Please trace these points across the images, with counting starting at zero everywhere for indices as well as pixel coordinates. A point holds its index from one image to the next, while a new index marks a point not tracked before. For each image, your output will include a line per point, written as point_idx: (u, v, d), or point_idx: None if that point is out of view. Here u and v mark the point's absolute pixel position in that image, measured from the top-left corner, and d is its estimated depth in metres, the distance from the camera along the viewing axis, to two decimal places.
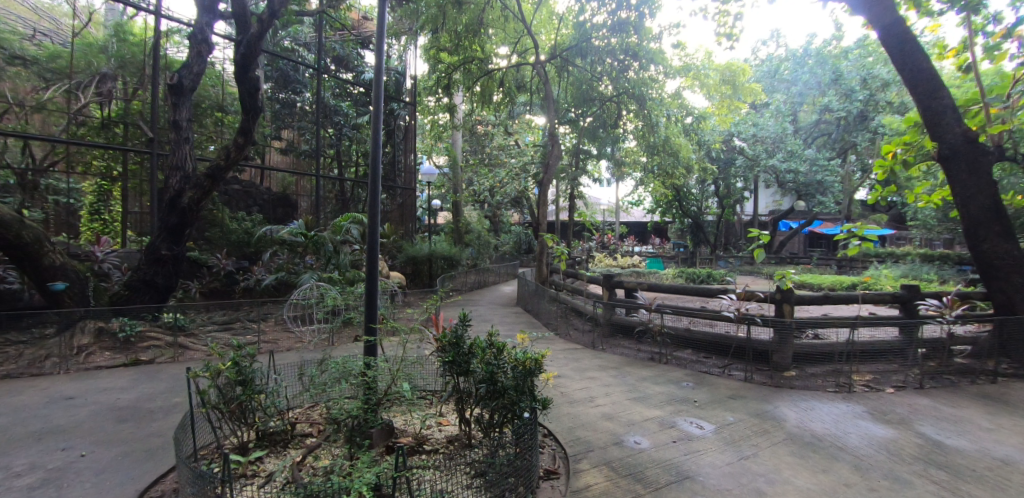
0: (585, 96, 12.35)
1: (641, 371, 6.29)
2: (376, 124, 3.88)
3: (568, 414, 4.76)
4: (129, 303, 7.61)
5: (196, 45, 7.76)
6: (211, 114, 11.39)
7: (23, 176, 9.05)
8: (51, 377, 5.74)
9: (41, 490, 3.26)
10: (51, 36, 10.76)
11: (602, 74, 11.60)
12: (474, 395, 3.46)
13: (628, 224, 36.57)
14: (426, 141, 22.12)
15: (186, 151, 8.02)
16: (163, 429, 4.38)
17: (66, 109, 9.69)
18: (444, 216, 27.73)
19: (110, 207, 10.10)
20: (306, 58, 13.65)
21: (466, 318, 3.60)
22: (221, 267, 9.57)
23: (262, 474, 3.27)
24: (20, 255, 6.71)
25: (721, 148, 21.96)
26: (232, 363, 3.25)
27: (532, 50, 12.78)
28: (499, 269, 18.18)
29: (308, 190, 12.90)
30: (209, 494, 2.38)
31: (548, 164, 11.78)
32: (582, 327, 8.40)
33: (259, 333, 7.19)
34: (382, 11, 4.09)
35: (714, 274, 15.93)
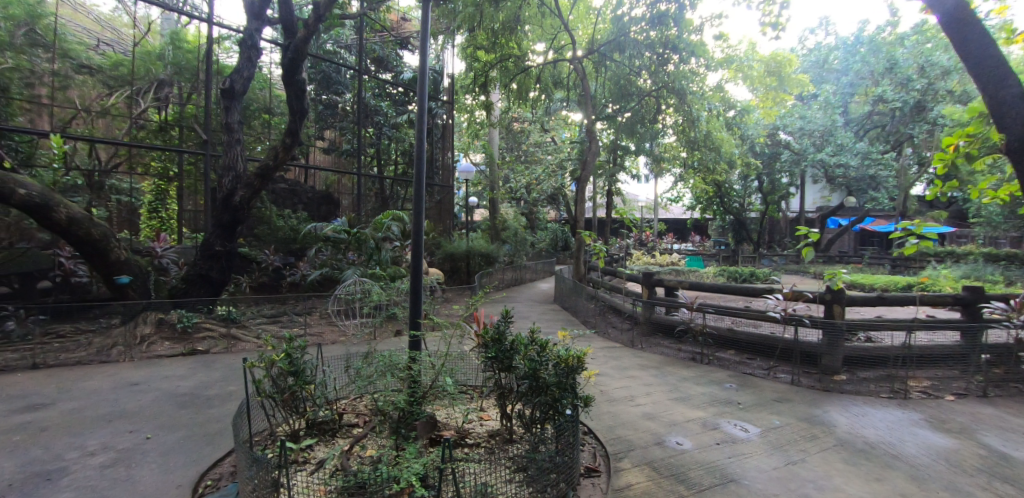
0: (622, 92, 12.10)
1: (683, 372, 6.12)
2: (421, 121, 3.93)
3: (609, 412, 4.69)
4: (186, 296, 8.02)
5: (246, 50, 8.05)
6: (259, 116, 11.86)
7: (90, 177, 9.42)
8: (117, 363, 6.15)
9: (114, 468, 3.63)
10: (114, 45, 11.53)
11: (641, 68, 11.31)
12: (516, 391, 3.53)
13: (666, 221, 35.98)
14: (463, 140, 22.34)
15: (237, 152, 8.35)
16: (220, 415, 4.64)
17: (127, 113, 10.27)
18: (481, 213, 27.98)
19: (168, 206, 10.58)
20: (347, 59, 13.92)
21: (508, 315, 3.69)
22: (270, 263, 10.02)
23: (312, 461, 3.44)
24: (90, 249, 7.12)
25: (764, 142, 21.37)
26: (284, 355, 3.43)
27: (569, 46, 12.62)
28: (537, 266, 18.13)
29: (350, 187, 13.19)
30: (267, 476, 2.57)
31: (585, 160, 11.60)
32: (621, 326, 8.26)
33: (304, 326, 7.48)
34: (426, 13, 4.16)
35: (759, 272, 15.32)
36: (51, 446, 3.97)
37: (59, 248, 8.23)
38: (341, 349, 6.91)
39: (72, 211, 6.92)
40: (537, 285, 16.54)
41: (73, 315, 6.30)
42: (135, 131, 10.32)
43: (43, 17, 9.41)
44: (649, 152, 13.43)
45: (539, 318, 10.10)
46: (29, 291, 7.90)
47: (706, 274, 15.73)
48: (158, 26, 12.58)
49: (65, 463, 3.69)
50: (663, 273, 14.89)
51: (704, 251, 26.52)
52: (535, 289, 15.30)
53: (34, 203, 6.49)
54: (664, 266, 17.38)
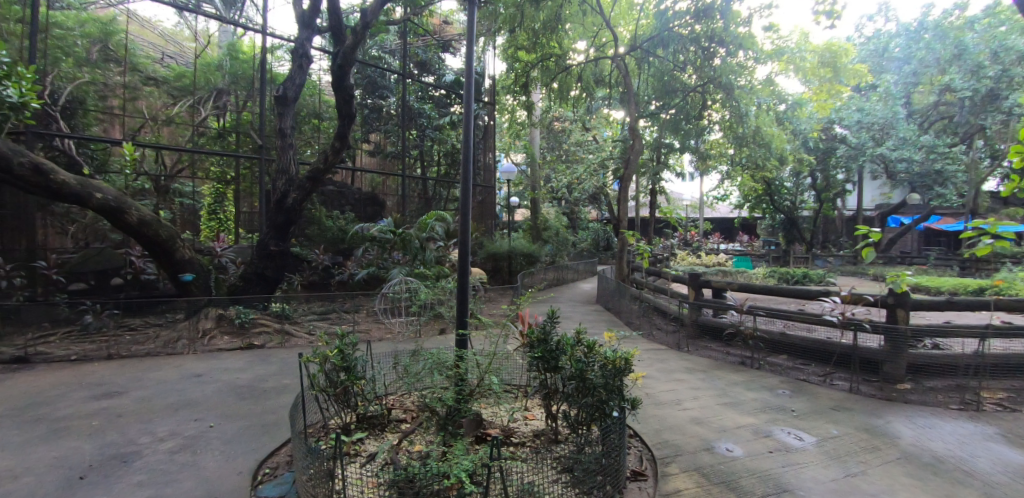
0: (666, 88, 11.84)
1: (732, 376, 5.92)
2: (467, 123, 3.98)
3: (656, 416, 4.59)
4: (243, 293, 8.46)
5: (297, 59, 8.41)
6: (309, 122, 12.36)
7: (157, 181, 10.02)
8: (182, 355, 6.56)
9: (180, 454, 3.88)
10: (177, 57, 12.45)
11: (686, 63, 11.06)
12: (561, 392, 3.53)
13: (712, 220, 34.89)
14: (504, 140, 22.53)
15: (290, 156, 8.73)
16: (276, 407, 4.88)
17: (190, 122, 10.95)
18: (522, 213, 28.11)
19: (225, 208, 11.14)
20: (392, 64, 14.29)
21: (553, 315, 3.72)
22: (320, 262, 10.50)
23: (363, 454, 3.59)
24: (158, 249, 7.64)
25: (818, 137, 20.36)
26: (337, 351, 3.56)
27: (611, 44, 12.42)
28: (579, 266, 17.98)
29: (394, 189, 13.54)
30: (321, 466, 2.70)
31: (628, 158, 11.42)
32: (666, 328, 8.07)
33: (353, 323, 7.72)
34: (471, 14, 4.21)
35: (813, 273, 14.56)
36: (126, 431, 4.29)
37: (130, 247, 8.89)
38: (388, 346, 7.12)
39: (143, 213, 7.42)
40: (579, 285, 16.40)
41: (143, 309, 6.77)
42: (197, 138, 10.95)
43: (116, 33, 10.25)
44: (695, 149, 13.06)
45: (581, 319, 10.01)
46: (104, 287, 8.54)
47: (755, 274, 15.11)
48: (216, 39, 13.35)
49: (138, 447, 3.98)
50: (710, 274, 14.42)
51: (752, 251, 25.52)
52: (577, 289, 15.18)
53: (109, 206, 7.01)
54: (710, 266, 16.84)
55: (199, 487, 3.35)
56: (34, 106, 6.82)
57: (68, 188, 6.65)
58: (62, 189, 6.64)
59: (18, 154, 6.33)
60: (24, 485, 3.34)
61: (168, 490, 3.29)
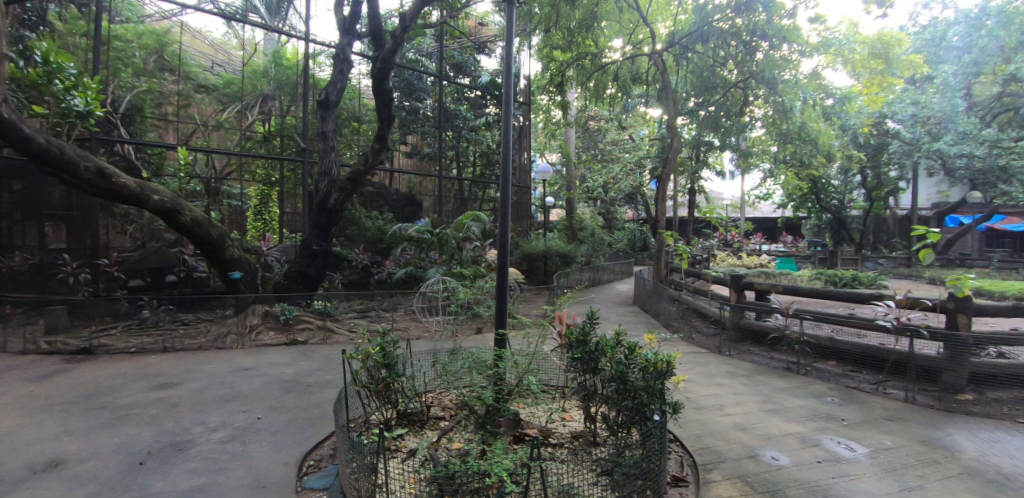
0: (705, 84, 11.51)
1: (776, 382, 5.72)
2: (506, 124, 4.00)
3: (697, 420, 4.48)
4: (288, 291, 8.78)
5: (339, 64, 8.62)
6: (349, 125, 12.70)
7: (208, 183, 10.34)
8: (231, 350, 6.85)
9: (231, 443, 4.07)
10: (226, 65, 13.02)
11: (726, 58, 10.76)
12: (600, 394, 3.52)
13: (753, 220, 33.78)
14: (539, 140, 22.54)
15: (332, 159, 9.01)
16: (320, 401, 5.04)
17: (238, 127, 11.42)
18: (557, 213, 28.09)
19: (269, 208, 11.73)
20: (429, 66, 14.51)
21: (592, 317, 3.73)
22: (359, 261, 10.74)
23: (404, 450, 3.69)
24: (209, 249, 8.01)
25: (868, 132, 19.38)
26: (378, 348, 3.65)
27: (648, 40, 12.16)
28: (615, 267, 17.74)
29: (431, 189, 13.72)
30: (365, 459, 2.79)
31: (666, 157, 11.20)
32: (706, 331, 7.87)
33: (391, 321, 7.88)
34: (510, 17, 4.23)
35: (864, 276, 13.83)
36: (182, 420, 4.54)
37: (184, 246, 9.36)
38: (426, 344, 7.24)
39: (196, 214, 7.80)
40: (615, 286, 16.20)
41: (195, 306, 7.09)
42: (245, 142, 11.21)
43: (170, 44, 10.93)
44: (737, 147, 12.69)
45: (618, 320, 9.90)
46: (159, 284, 9.00)
47: (800, 277, 14.53)
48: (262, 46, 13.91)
49: (192, 435, 4.20)
50: (752, 276, 13.95)
51: (796, 253, 24.55)
52: (613, 289, 15.01)
53: (165, 207, 7.41)
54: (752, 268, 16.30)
55: (248, 476, 3.51)
56: (98, 114, 7.27)
57: (128, 190, 7.06)
58: (122, 191, 7.07)
59: (84, 160, 6.81)
60: (92, 469, 3.59)
61: (219, 478, 3.46)
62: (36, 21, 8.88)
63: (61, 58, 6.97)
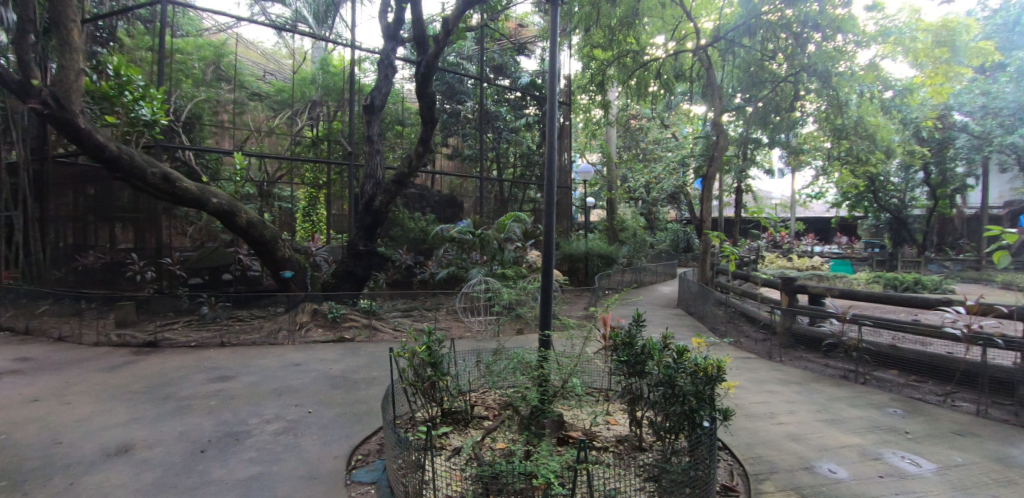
0: (752, 79, 11.12)
1: (831, 390, 5.46)
2: (550, 126, 3.99)
3: (747, 428, 4.34)
4: (336, 290, 9.11)
5: (383, 69, 8.88)
6: (393, 128, 13.04)
7: (260, 187, 10.73)
8: (283, 345, 7.16)
9: (284, 435, 4.26)
10: (276, 74, 13.79)
11: (775, 52, 10.35)
12: (647, 398, 3.46)
13: (804, 220, 32.27)
14: (580, 140, 22.43)
15: (377, 161, 9.29)
16: (367, 397, 5.21)
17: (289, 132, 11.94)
18: (596, 213, 27.94)
19: (317, 210, 12.20)
20: (469, 69, 14.70)
21: (639, 319, 3.71)
22: (403, 261, 11.03)
23: (449, 448, 3.76)
24: (263, 249, 8.43)
25: (932, 126, 18.15)
26: (425, 347, 3.73)
27: (692, 35, 11.87)
28: (658, 269, 17.36)
29: (472, 191, 13.49)
30: (412, 455, 2.86)
31: (712, 155, 10.90)
32: (755, 335, 7.60)
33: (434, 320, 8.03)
34: (553, 18, 4.22)
35: (931, 280, 12.92)
36: (239, 411, 4.80)
37: (239, 246, 9.89)
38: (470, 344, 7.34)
39: (250, 216, 8.22)
40: (658, 288, 15.87)
41: (250, 302, 7.44)
42: (295, 146, 11.74)
43: (226, 56, 11.71)
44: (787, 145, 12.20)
45: (660, 322, 9.74)
46: (216, 282, 9.53)
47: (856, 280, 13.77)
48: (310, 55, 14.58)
49: (249, 427, 4.43)
50: (804, 279, 13.33)
51: (851, 255, 23.26)
52: (657, 291, 14.71)
53: (223, 210, 7.85)
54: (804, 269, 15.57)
55: (300, 467, 3.66)
56: (162, 123, 7.76)
57: (189, 194, 7.51)
58: (184, 195, 7.54)
59: (151, 166, 7.29)
60: (159, 455, 3.84)
61: (274, 468, 3.63)
62: (107, 37, 9.59)
63: (130, 71, 7.50)
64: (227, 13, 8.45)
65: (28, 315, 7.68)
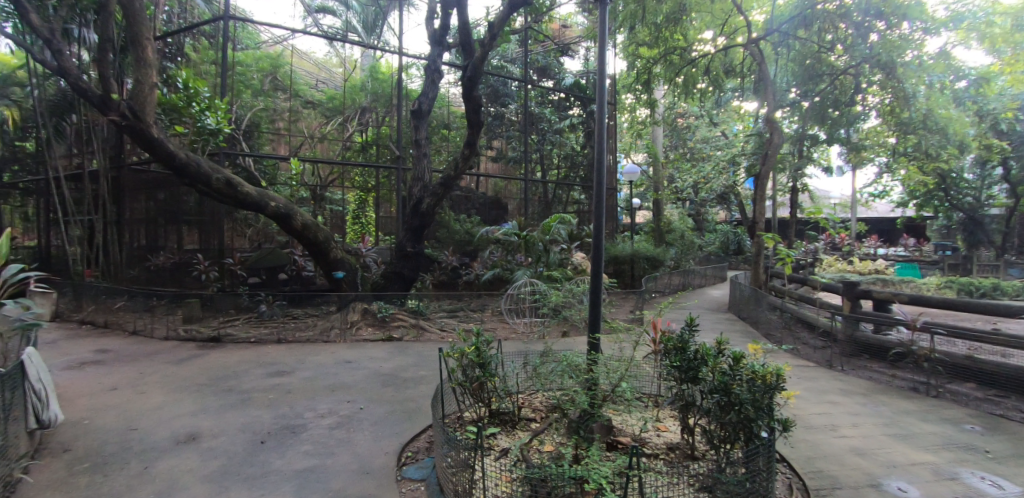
0: (809, 73, 10.59)
1: (898, 402, 5.13)
2: (600, 126, 3.97)
3: (806, 440, 4.15)
4: (385, 290, 9.39)
5: (430, 74, 9.09)
6: (439, 132, 13.32)
7: (313, 190, 11.53)
8: (335, 343, 7.47)
9: (338, 430, 4.45)
10: (329, 82, 14.31)
11: (834, 43, 9.85)
12: (700, 405, 3.39)
13: (866, 220, 30.32)
14: (625, 140, 22.16)
15: (425, 165, 9.52)
16: (417, 396, 5.36)
17: (340, 138, 12.47)
18: (643, 215, 27.58)
19: (366, 212, 12.07)
20: (513, 72, 14.81)
21: (692, 323, 3.66)
22: (449, 263, 11.37)
23: (498, 449, 3.83)
24: (317, 249, 8.82)
25: (1015, 117, 16.64)
26: (473, 348, 3.79)
27: (744, 29, 11.45)
28: (708, 272, 16.81)
29: (516, 192, 13.65)
30: (462, 454, 2.91)
31: (766, 154, 10.48)
32: (813, 342, 7.25)
33: (481, 321, 8.28)
34: (602, 17, 4.19)
35: (1016, 287, 11.80)
36: (297, 405, 5.07)
37: (295, 247, 10.38)
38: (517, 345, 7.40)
39: (305, 218, 8.62)
40: (707, 291, 15.40)
41: (305, 301, 7.80)
42: (346, 152, 12.24)
43: (282, 66, 12.40)
44: (848, 141, 11.59)
45: (710, 327, 9.51)
46: (274, 281, 10.08)
47: (926, 285, 12.80)
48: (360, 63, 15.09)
49: (305, 420, 4.66)
50: (868, 283, 12.52)
51: (919, 257, 21.66)
52: (706, 295, 14.29)
53: (280, 213, 8.28)
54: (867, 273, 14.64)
55: (353, 462, 3.81)
56: (225, 131, 8.27)
57: (250, 198, 7.97)
58: (246, 199, 8.00)
59: (215, 172, 7.76)
60: (224, 444, 4.12)
61: (328, 461, 3.80)
62: (176, 53, 10.33)
63: (197, 83, 8.02)
64: (284, 26, 8.86)
65: (107, 310, 8.36)
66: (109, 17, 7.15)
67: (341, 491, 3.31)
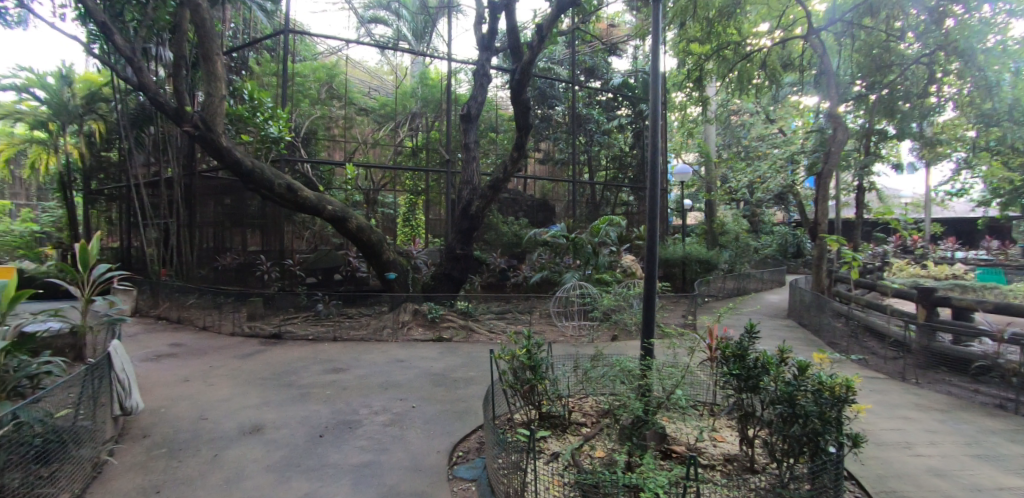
0: (877, 64, 9.95)
1: (980, 420, 4.76)
2: (655, 128, 3.91)
3: (878, 458, 3.91)
4: (435, 291, 9.63)
5: (479, 79, 9.23)
6: (487, 136, 13.49)
7: (365, 194, 11.34)
8: (387, 342, 7.74)
9: (391, 427, 4.62)
10: (380, 89, 14.83)
11: (905, 31, 9.24)
12: (761, 415, 3.27)
13: (945, 221, 27.94)
14: (675, 140, 21.65)
15: (474, 168, 9.66)
16: (467, 396, 5.47)
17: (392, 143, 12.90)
18: (695, 216, 26.80)
19: (416, 216, 12.26)
20: (560, 73, 14.79)
21: (752, 330, 3.53)
22: (497, 265, 11.46)
23: (549, 452, 3.86)
24: (370, 251, 9.16)
25: None
26: (524, 350, 3.83)
27: (803, 21, 10.93)
28: (765, 276, 16.11)
29: (564, 194, 13.66)
30: (513, 456, 2.95)
31: (828, 151, 9.95)
32: (881, 351, 6.83)
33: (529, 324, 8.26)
34: (658, 18, 4.13)
35: None
36: (353, 401, 5.30)
37: (349, 249, 10.82)
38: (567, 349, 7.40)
39: (360, 221, 8.95)
40: (764, 296, 14.78)
41: (359, 301, 8.10)
42: (398, 156, 12.32)
43: (337, 76, 12.95)
44: (922, 136, 10.82)
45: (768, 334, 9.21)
46: (330, 281, 10.56)
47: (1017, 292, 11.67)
48: (409, 70, 15.53)
49: (361, 417, 4.86)
50: (947, 290, 11.58)
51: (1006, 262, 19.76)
52: (763, 300, 13.73)
53: (337, 215, 8.66)
54: (945, 278, 13.51)
55: (406, 459, 3.94)
56: (286, 139, 8.73)
57: (309, 201, 8.37)
58: (304, 203, 8.40)
59: (277, 178, 8.19)
60: (285, 436, 4.37)
61: (382, 457, 3.96)
62: (241, 66, 11.01)
63: (261, 95, 8.67)
64: (338, 37, 9.18)
65: (180, 306, 9.02)
66: (182, 36, 7.68)
67: (396, 487, 3.44)
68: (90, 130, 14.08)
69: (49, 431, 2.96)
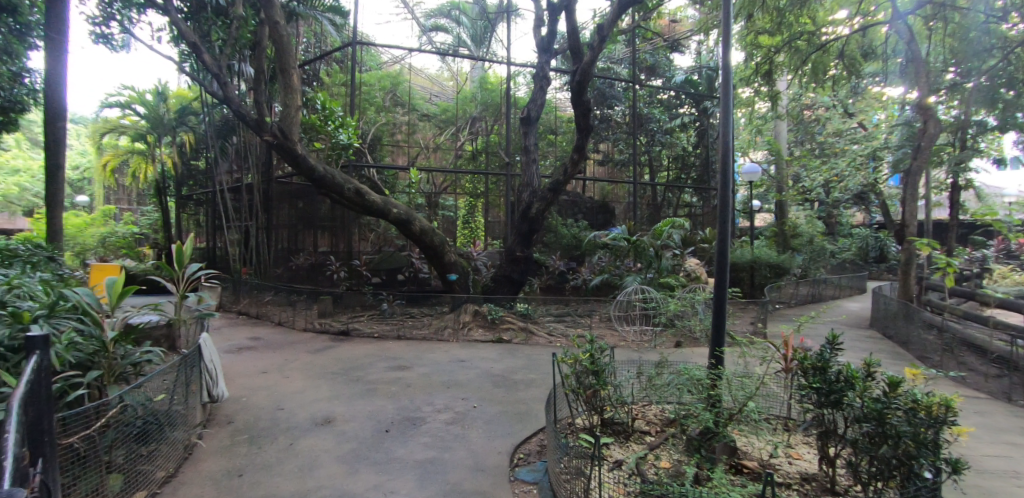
0: (976, 47, 9.06)
1: None
2: (728, 129, 3.79)
3: (979, 487, 3.59)
4: (495, 294, 9.82)
5: (539, 81, 9.27)
6: (545, 138, 13.52)
7: (427, 197, 11.71)
8: (448, 342, 7.99)
9: (453, 425, 4.79)
10: (440, 95, 15.15)
11: (1009, 10, 8.41)
12: (844, 433, 3.09)
13: None
14: (741, 137, 20.72)
15: (533, 171, 9.78)
16: (528, 398, 5.55)
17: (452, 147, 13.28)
18: (763, 218, 25.39)
19: (474, 218, 12.23)
20: (620, 72, 14.56)
21: (835, 340, 3.31)
22: (556, 267, 11.54)
23: (612, 460, 3.85)
24: (433, 252, 9.50)
25: None
26: (588, 355, 3.84)
27: (887, 6, 10.17)
28: (842, 281, 15.03)
29: (624, 195, 13.39)
30: (578, 461, 2.98)
31: (918, 146, 9.20)
32: (981, 365, 6.21)
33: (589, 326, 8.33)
34: (730, 18, 4.03)
35: None
36: (418, 398, 5.53)
37: (411, 250, 11.27)
38: (630, 354, 7.35)
39: (422, 223, 9.26)
40: (842, 304, 13.82)
41: (421, 301, 8.51)
42: (460, 161, 12.66)
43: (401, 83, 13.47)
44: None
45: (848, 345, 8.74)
46: (393, 281, 11.15)
47: None
48: (468, 75, 15.80)
49: (425, 414, 5.06)
50: None
51: None
52: (842, 308, 12.84)
53: (402, 218, 9.04)
54: None
55: (468, 457, 4.08)
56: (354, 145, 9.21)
57: (376, 205, 8.80)
58: (372, 207, 8.83)
59: (347, 183, 8.65)
60: (354, 429, 4.64)
61: (445, 454, 4.12)
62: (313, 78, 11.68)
63: (332, 104, 9.04)
64: (402, 46, 9.46)
65: (258, 303, 9.78)
66: (261, 51, 8.21)
67: (459, 483, 3.59)
68: (182, 140, 15.49)
69: (149, 413, 3.32)
